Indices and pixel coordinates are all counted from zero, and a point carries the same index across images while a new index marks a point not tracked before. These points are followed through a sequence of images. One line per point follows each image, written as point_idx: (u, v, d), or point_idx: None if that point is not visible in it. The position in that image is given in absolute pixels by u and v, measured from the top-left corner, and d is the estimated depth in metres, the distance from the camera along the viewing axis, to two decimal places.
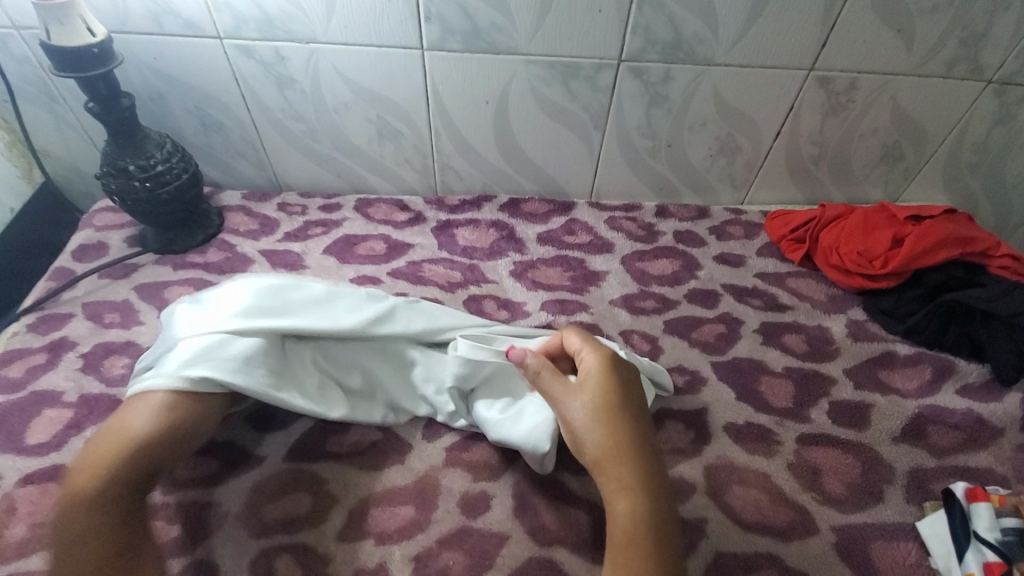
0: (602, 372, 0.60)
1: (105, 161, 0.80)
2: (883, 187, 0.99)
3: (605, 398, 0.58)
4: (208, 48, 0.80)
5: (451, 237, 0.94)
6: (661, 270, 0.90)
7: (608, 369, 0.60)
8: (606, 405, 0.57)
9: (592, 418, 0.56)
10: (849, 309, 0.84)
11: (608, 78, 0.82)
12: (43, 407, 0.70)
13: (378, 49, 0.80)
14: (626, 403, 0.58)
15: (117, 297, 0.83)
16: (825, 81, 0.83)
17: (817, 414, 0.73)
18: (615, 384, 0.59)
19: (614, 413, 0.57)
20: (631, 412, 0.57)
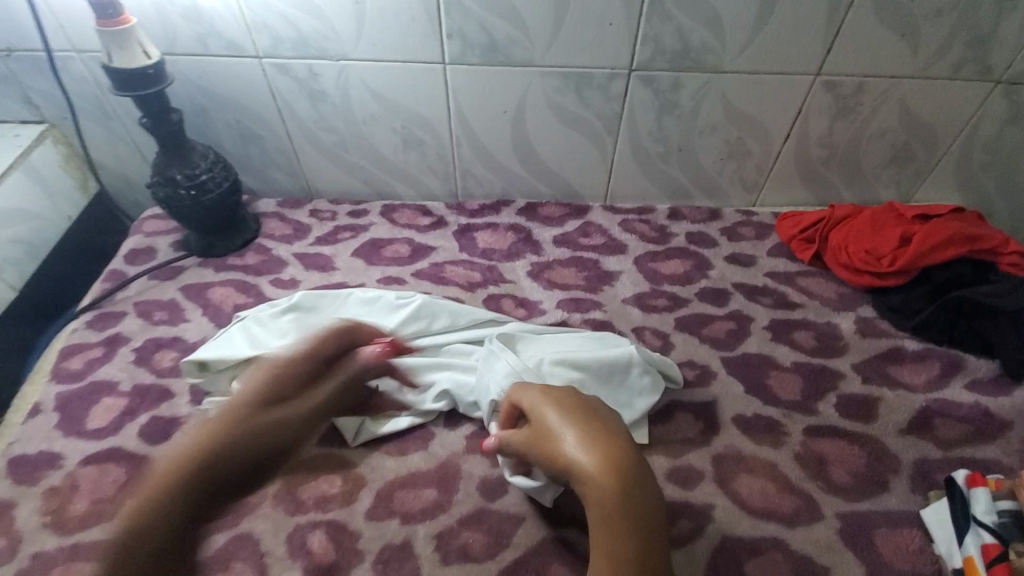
0: (547, 396, 0.59)
1: (155, 172, 0.87)
2: (895, 187, 1.01)
3: (560, 416, 0.57)
4: (248, 66, 0.87)
5: (472, 240, 0.99)
6: (673, 269, 0.93)
7: (551, 394, 0.59)
8: (561, 417, 0.56)
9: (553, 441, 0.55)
10: (859, 306, 0.86)
11: (620, 86, 0.87)
12: (101, 396, 0.77)
13: (403, 63, 0.85)
14: (578, 413, 0.57)
15: (165, 296, 0.90)
16: (832, 85, 0.86)
17: (825, 408, 0.75)
18: (564, 402, 0.58)
19: (573, 423, 0.56)
20: (591, 412, 0.57)
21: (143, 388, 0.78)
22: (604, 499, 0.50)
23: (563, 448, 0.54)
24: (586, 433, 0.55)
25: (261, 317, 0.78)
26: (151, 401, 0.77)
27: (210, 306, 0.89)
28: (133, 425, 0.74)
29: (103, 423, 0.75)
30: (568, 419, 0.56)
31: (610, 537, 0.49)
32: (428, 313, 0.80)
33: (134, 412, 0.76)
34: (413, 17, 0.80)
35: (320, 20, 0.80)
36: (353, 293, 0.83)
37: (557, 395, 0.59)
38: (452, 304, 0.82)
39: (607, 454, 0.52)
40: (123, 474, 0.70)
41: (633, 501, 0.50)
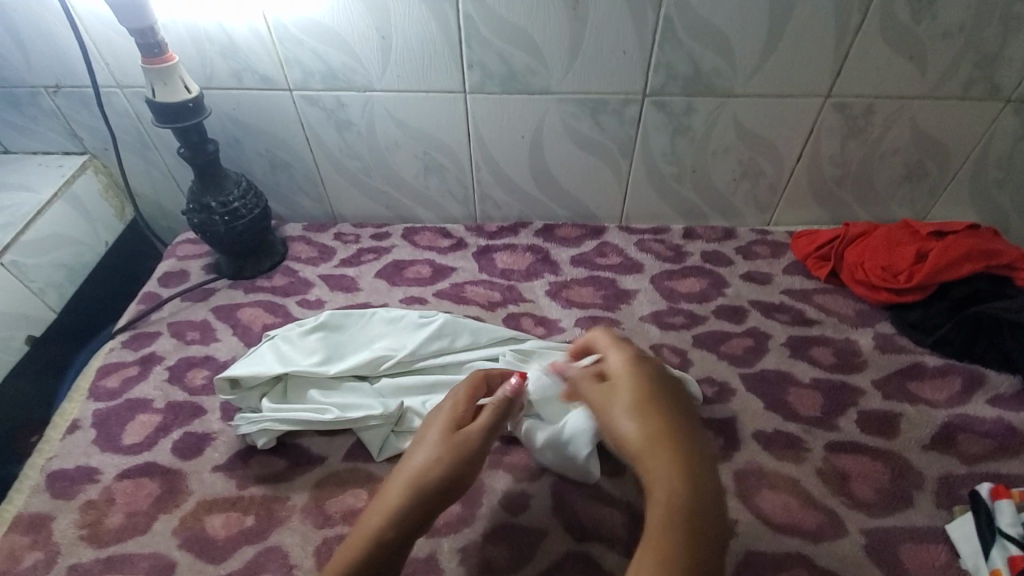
0: (626, 368, 0.61)
1: (191, 199, 0.92)
2: (910, 205, 1.02)
3: (631, 389, 0.59)
4: (279, 98, 0.91)
5: (491, 261, 1.01)
6: (689, 287, 0.94)
7: (629, 366, 0.61)
8: (634, 394, 0.58)
9: (617, 411, 0.58)
10: (877, 323, 0.87)
11: (634, 111, 0.90)
12: (136, 413, 0.80)
13: (426, 93, 0.89)
14: (651, 388, 0.59)
15: (196, 317, 0.94)
16: (843, 106, 0.88)
17: (845, 423, 0.75)
18: (641, 377, 0.60)
19: (644, 403, 0.57)
20: (666, 399, 0.58)
21: (176, 405, 0.81)
22: (661, 475, 0.51)
23: (628, 423, 0.56)
24: (652, 412, 0.56)
25: (290, 337, 0.80)
26: (184, 417, 0.79)
27: (239, 326, 0.92)
28: (166, 440, 0.77)
29: (138, 438, 0.77)
30: (638, 394, 0.58)
31: (665, 525, 0.47)
32: (450, 331, 0.83)
33: (167, 428, 0.78)
34: (436, 49, 0.84)
35: (348, 53, 0.85)
36: (378, 312, 0.86)
37: (639, 368, 0.61)
38: (473, 323, 0.84)
39: (669, 436, 0.54)
40: (157, 488, 0.72)
41: (689, 485, 0.50)
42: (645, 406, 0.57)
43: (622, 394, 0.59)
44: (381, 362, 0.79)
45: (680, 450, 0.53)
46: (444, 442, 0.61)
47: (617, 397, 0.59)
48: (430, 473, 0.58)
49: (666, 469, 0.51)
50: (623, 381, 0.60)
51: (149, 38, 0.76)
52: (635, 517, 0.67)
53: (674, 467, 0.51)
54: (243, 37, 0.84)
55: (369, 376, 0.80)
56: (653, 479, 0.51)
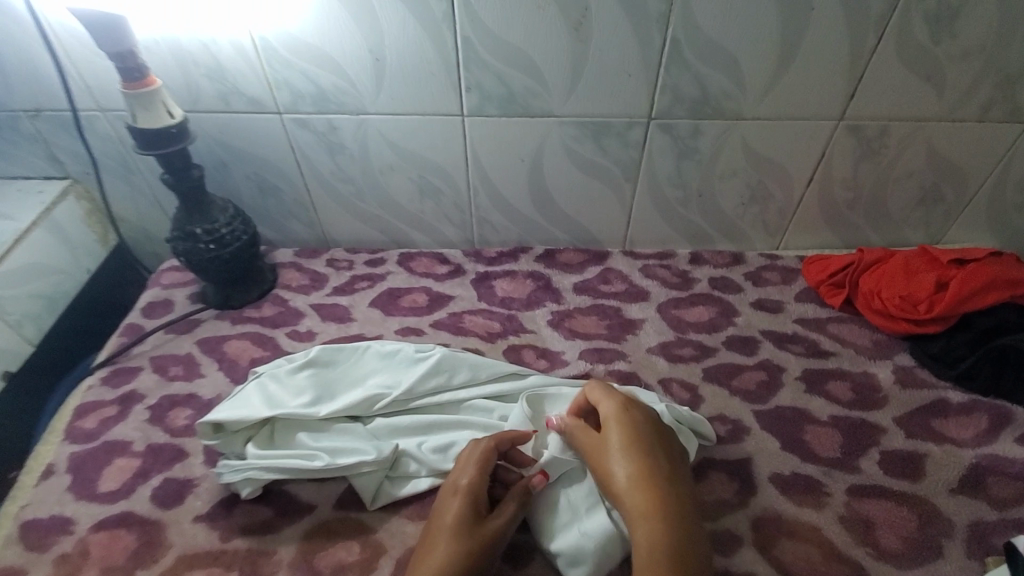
0: (618, 416, 0.66)
1: (175, 226, 0.88)
2: (923, 228, 0.98)
3: (623, 439, 0.64)
4: (268, 121, 0.88)
5: (490, 288, 0.97)
6: (697, 316, 0.90)
7: (620, 416, 0.66)
8: (626, 444, 0.64)
9: (610, 460, 0.63)
10: (896, 354, 0.83)
11: (638, 134, 0.86)
12: (113, 457, 0.75)
13: (422, 116, 0.86)
14: (641, 439, 0.64)
15: (181, 351, 0.89)
16: (856, 129, 0.85)
17: (867, 464, 0.71)
18: (630, 427, 0.65)
19: (635, 448, 0.63)
20: (651, 450, 0.64)
21: (156, 448, 0.76)
22: (648, 525, 0.57)
23: (618, 474, 0.62)
24: (641, 463, 0.62)
25: (278, 374, 0.76)
26: (164, 462, 0.74)
27: (226, 360, 0.87)
28: (145, 488, 0.72)
29: (114, 485, 0.72)
30: (628, 445, 0.64)
31: (646, 564, 0.54)
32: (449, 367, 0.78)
33: (146, 474, 0.73)
34: (432, 72, 0.80)
35: (340, 76, 0.81)
36: (372, 345, 0.81)
37: (628, 418, 0.66)
38: (472, 357, 0.80)
39: (655, 489, 0.60)
40: (133, 541, 0.67)
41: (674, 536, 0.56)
42: (635, 458, 0.62)
43: (611, 445, 0.64)
44: (375, 402, 0.75)
45: (665, 501, 0.59)
46: (466, 530, 0.59)
47: (608, 448, 0.64)
48: (455, 565, 0.56)
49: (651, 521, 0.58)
50: (614, 431, 0.65)
51: (129, 62, 0.72)
52: None
53: (658, 519, 0.58)
54: (230, 60, 0.80)
55: (362, 416, 0.75)
56: (637, 527, 0.58)
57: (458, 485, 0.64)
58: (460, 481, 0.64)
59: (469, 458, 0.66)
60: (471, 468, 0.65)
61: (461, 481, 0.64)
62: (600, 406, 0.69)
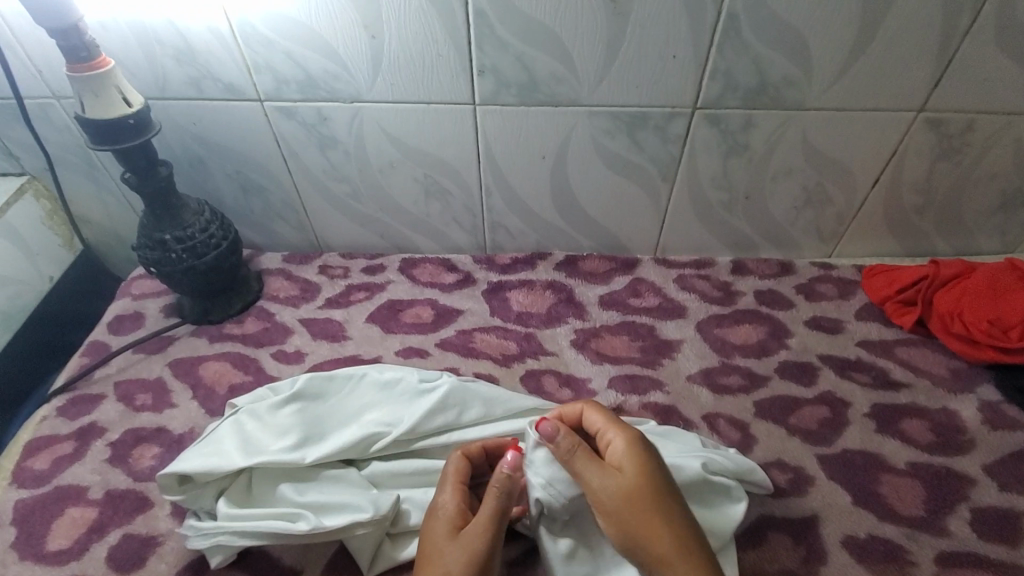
0: (621, 446, 0.53)
1: (142, 233, 0.76)
2: (999, 237, 0.86)
3: (628, 477, 0.50)
4: (249, 110, 0.75)
5: (504, 301, 0.85)
6: (743, 338, 0.79)
7: (624, 446, 0.53)
8: (644, 485, 0.50)
9: (619, 501, 0.49)
10: (979, 387, 0.71)
11: (680, 127, 0.74)
12: (66, 506, 0.64)
13: (426, 105, 0.73)
14: (648, 476, 0.50)
15: (150, 375, 0.78)
16: (936, 123, 0.72)
17: (958, 525, 0.59)
18: (641, 458, 0.52)
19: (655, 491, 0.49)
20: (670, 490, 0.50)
21: (116, 495, 0.65)
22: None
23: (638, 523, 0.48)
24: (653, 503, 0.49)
25: (258, 411, 0.64)
26: (124, 513, 0.63)
27: (201, 387, 0.76)
28: (100, 546, 0.61)
29: (65, 543, 0.61)
30: (639, 485, 0.50)
31: None
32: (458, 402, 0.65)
33: (103, 529, 0.62)
34: (439, 52, 0.68)
35: (329, 57, 0.69)
36: (368, 372, 0.69)
37: (637, 446, 0.52)
38: (488, 389, 0.67)
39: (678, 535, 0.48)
40: None
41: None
42: (650, 498, 0.49)
43: (617, 483, 0.50)
44: (371, 443, 0.63)
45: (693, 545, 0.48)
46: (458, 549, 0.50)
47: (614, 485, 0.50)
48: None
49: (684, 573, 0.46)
50: (620, 465, 0.51)
51: (73, 38, 0.60)
52: None
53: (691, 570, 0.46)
54: (201, 38, 0.68)
55: (357, 460, 0.64)
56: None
57: (444, 504, 0.54)
58: (443, 501, 0.55)
59: (444, 473, 0.57)
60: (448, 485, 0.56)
61: (439, 500, 0.55)
62: (606, 436, 0.54)
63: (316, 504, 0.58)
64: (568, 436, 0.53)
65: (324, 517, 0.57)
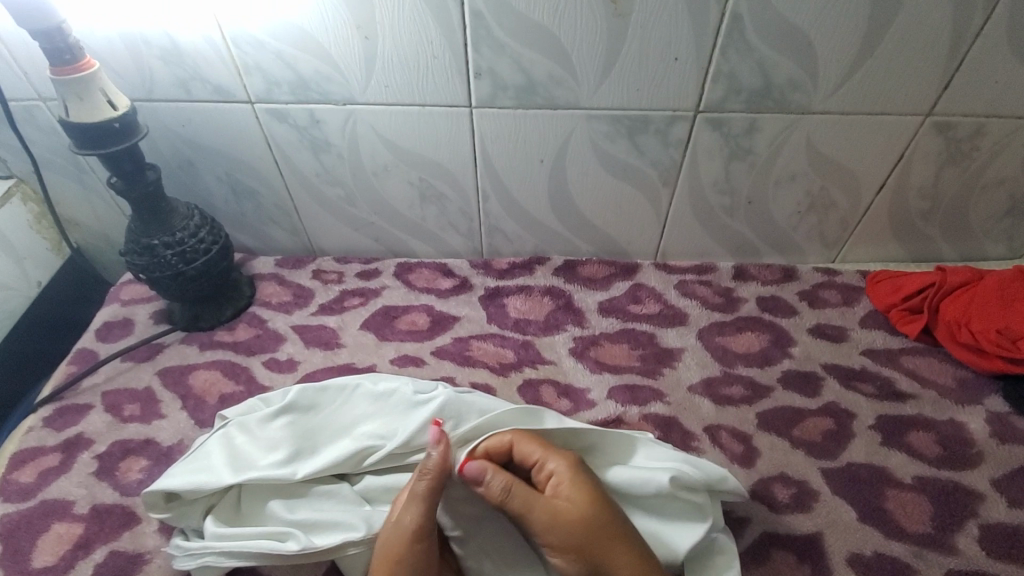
0: (565, 480, 0.54)
1: (130, 239, 0.74)
2: (1006, 242, 0.84)
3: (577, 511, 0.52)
4: (239, 113, 0.73)
5: (501, 308, 0.84)
6: (745, 346, 0.77)
7: (565, 479, 0.54)
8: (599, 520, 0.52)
9: (569, 536, 0.51)
10: (986, 398, 0.70)
11: (682, 131, 0.72)
12: (52, 521, 0.63)
13: (422, 107, 0.71)
14: (597, 510, 0.52)
15: (139, 384, 0.76)
16: (945, 127, 0.70)
17: (966, 542, 0.58)
18: (589, 491, 0.53)
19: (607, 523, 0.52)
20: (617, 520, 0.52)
21: (103, 510, 0.63)
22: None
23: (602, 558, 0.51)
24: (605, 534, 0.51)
25: (248, 423, 0.62)
26: (111, 529, 0.62)
27: (191, 397, 0.74)
28: (86, 564, 0.59)
29: (50, 560, 0.60)
30: (590, 520, 0.52)
31: None
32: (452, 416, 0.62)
33: (89, 545, 0.61)
34: (435, 54, 0.66)
35: (321, 59, 0.67)
36: (362, 383, 0.66)
37: (581, 478, 0.54)
38: (487, 404, 0.63)
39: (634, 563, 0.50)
40: None
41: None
42: (601, 529, 0.51)
43: (565, 519, 0.52)
44: (365, 456, 0.61)
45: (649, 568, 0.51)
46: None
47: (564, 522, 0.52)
48: None
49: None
50: (567, 501, 0.52)
51: (58, 41, 0.58)
52: None
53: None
54: (189, 39, 0.66)
55: (349, 474, 0.62)
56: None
57: (405, 529, 0.53)
58: (405, 527, 0.53)
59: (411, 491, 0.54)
60: (410, 509, 0.53)
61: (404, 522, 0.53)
62: (546, 467, 0.55)
63: (310, 521, 0.57)
64: (505, 478, 0.53)
65: (319, 535, 0.57)
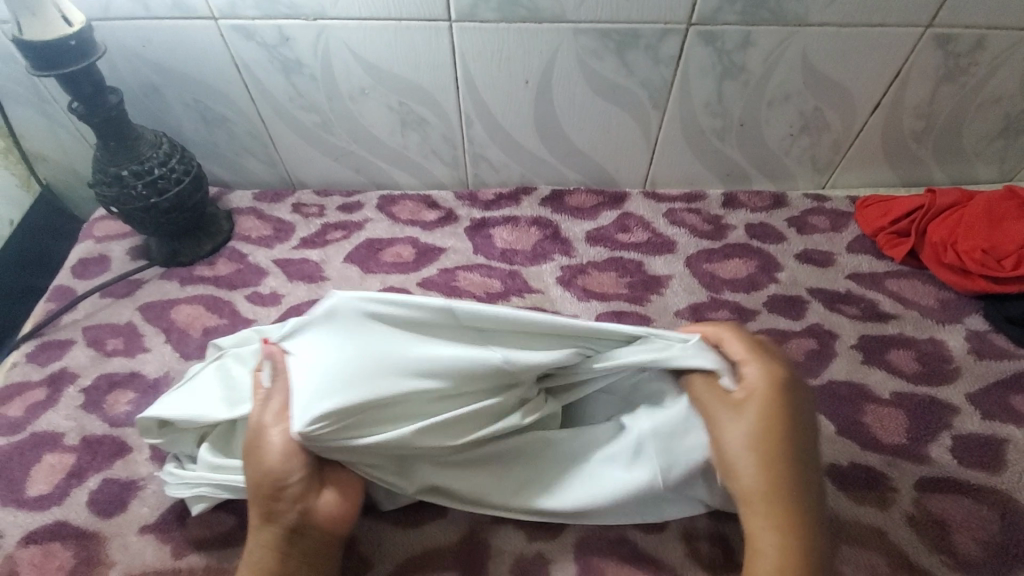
0: (757, 383, 0.47)
1: (97, 167, 0.71)
2: (997, 165, 0.84)
3: (766, 413, 0.46)
4: (203, 32, 0.69)
5: (488, 238, 0.82)
6: (733, 272, 0.77)
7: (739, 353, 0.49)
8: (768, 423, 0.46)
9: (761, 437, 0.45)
10: (967, 317, 0.71)
11: (673, 46, 0.68)
12: (43, 453, 0.63)
13: (398, 23, 0.67)
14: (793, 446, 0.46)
15: (121, 319, 0.75)
16: (944, 40, 0.68)
17: (938, 453, 0.60)
18: (774, 395, 0.47)
19: (775, 438, 0.45)
20: (795, 442, 0.46)
21: (94, 441, 0.64)
22: (769, 526, 0.44)
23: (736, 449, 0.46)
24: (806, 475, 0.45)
25: (243, 354, 0.61)
26: (103, 458, 0.62)
27: (174, 330, 0.73)
28: (81, 491, 0.60)
29: (44, 489, 0.60)
30: (776, 412, 0.46)
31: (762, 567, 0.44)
32: (353, 326, 0.49)
33: (82, 473, 0.61)
34: None
35: None
36: None
37: (771, 384, 0.47)
38: (392, 308, 0.48)
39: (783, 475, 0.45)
40: (69, 559, 0.56)
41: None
42: (796, 463, 0.45)
43: (788, 411, 0.46)
44: None
45: (806, 493, 0.45)
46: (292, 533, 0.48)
47: (794, 424, 0.46)
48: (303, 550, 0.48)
49: (783, 541, 0.44)
50: (780, 384, 0.47)
51: None
52: None
53: (791, 540, 0.43)
54: None
55: None
56: (751, 519, 0.45)
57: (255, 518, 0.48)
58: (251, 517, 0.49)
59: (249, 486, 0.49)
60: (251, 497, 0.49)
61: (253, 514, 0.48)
62: (744, 367, 0.49)
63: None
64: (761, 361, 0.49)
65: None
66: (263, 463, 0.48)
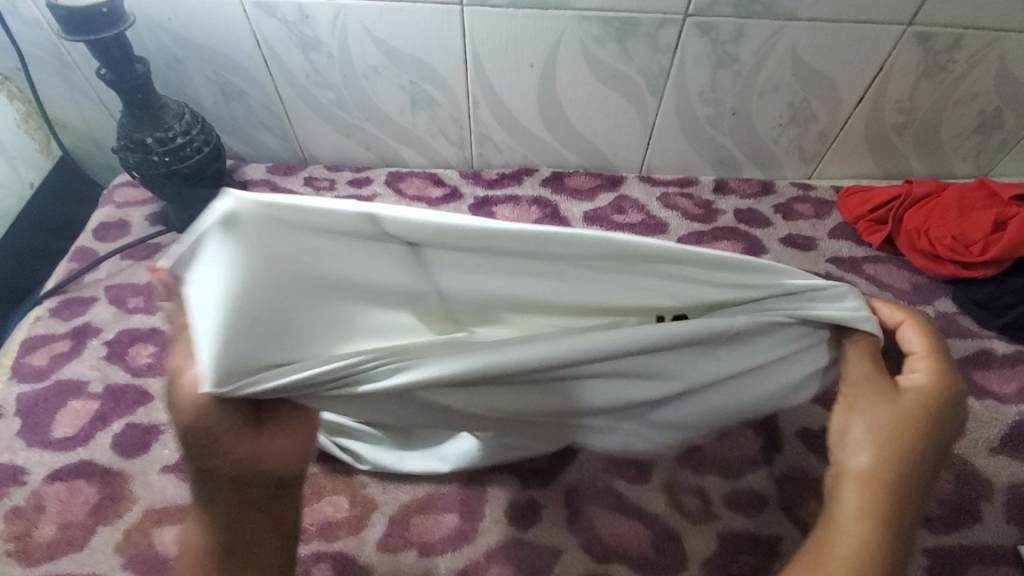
0: (919, 378, 0.46)
1: (122, 133, 0.75)
2: (973, 161, 0.88)
3: (916, 411, 0.44)
4: (227, 7, 0.73)
5: (491, 215, 0.86)
6: (721, 253, 0.82)
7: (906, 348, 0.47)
8: (900, 414, 0.44)
9: (887, 426, 0.44)
10: (937, 300, 0.76)
11: (671, 36, 0.73)
12: (68, 398, 0.67)
13: (413, 5, 0.71)
14: (926, 445, 0.44)
15: (140, 280, 0.79)
16: (924, 38, 0.72)
17: None
18: (929, 392, 0.45)
19: (906, 428, 0.44)
20: (921, 438, 0.44)
21: (117, 389, 0.68)
22: (862, 510, 0.43)
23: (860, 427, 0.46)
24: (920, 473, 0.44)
25: None
26: (126, 405, 0.66)
27: None
28: (105, 434, 0.64)
29: (70, 431, 0.64)
30: (925, 405, 0.45)
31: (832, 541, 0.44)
32: (256, 236, 0.31)
33: (106, 418, 0.65)
34: None
35: None
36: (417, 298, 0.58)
37: (931, 378, 0.46)
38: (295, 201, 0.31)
39: (900, 466, 0.44)
40: (95, 494, 0.60)
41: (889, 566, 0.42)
42: (915, 460, 0.44)
43: (936, 412, 0.45)
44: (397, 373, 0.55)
45: (905, 496, 0.43)
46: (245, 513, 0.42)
47: (932, 435, 0.44)
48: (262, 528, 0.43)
49: (869, 529, 0.43)
50: (946, 398, 0.45)
51: None
52: (664, 529, 0.56)
53: (876, 527, 0.43)
54: None
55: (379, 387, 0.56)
56: (843, 495, 0.45)
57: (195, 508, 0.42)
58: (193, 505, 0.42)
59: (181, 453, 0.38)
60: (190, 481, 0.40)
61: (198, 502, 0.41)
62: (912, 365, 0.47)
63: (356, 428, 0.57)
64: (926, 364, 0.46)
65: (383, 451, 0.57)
66: (178, 412, 0.37)
